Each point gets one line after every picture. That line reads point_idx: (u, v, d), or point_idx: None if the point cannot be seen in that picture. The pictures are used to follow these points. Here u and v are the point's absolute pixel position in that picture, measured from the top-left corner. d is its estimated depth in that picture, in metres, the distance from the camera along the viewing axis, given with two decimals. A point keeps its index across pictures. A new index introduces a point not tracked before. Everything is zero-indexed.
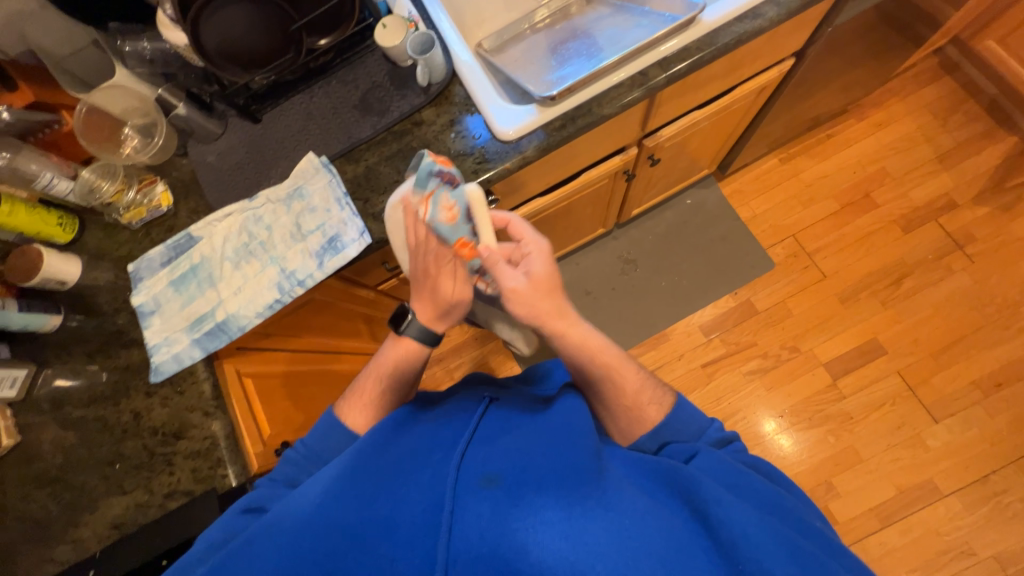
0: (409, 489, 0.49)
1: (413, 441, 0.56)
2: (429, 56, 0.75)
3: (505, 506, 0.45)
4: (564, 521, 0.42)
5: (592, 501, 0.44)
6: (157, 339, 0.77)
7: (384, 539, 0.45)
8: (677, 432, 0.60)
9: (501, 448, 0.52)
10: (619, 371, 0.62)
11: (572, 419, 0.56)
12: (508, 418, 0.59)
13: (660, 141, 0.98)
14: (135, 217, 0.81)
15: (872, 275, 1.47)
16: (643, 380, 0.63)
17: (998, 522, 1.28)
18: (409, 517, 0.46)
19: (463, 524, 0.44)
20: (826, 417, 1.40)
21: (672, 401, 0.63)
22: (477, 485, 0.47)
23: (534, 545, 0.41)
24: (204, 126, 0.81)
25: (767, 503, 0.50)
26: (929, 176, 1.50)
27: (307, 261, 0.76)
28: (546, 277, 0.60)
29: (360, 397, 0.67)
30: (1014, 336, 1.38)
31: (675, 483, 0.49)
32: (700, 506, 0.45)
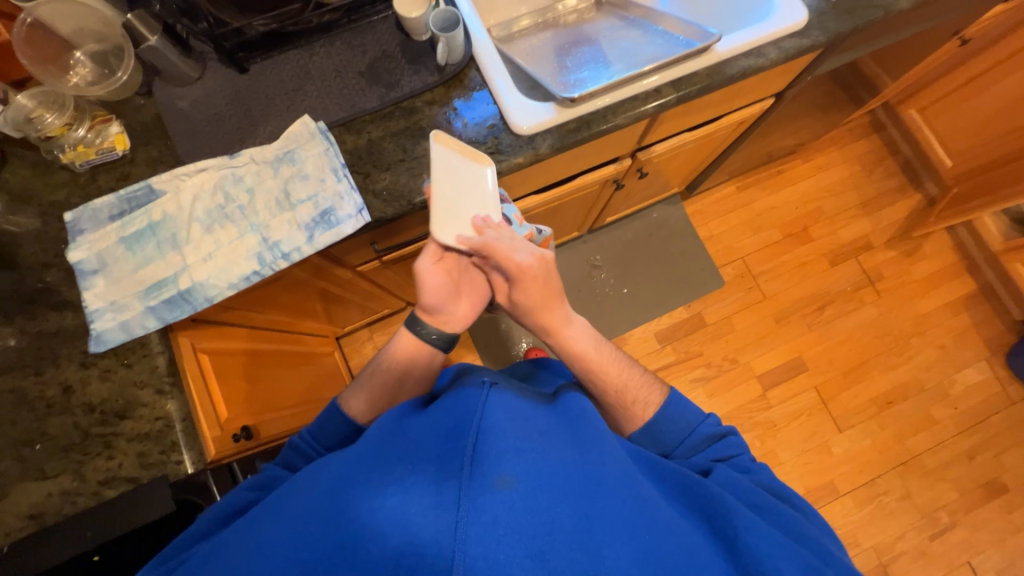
0: (417, 481, 0.44)
1: (415, 432, 0.52)
2: (452, 35, 0.72)
3: (524, 511, 0.42)
4: (580, 533, 0.42)
5: (609, 513, 0.44)
6: (100, 303, 0.67)
7: (392, 532, 0.41)
8: (665, 431, 0.64)
9: (515, 437, 0.48)
10: (605, 367, 0.69)
11: (585, 424, 0.55)
12: (519, 406, 0.54)
13: (652, 156, 1.03)
14: (80, 158, 0.69)
15: (802, 300, 1.66)
16: (628, 373, 0.70)
17: (878, 518, 1.51)
18: (419, 510, 0.42)
19: (479, 528, 0.40)
20: (754, 423, 1.56)
21: (662, 395, 0.68)
22: (492, 483, 0.43)
23: (552, 553, 0.40)
24: (178, 67, 0.71)
25: (783, 522, 0.51)
26: (855, 219, 1.72)
27: (294, 232, 0.70)
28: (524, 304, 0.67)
29: (364, 385, 0.69)
30: (905, 363, 1.62)
31: (696, 498, 0.51)
32: (726, 529, 0.48)
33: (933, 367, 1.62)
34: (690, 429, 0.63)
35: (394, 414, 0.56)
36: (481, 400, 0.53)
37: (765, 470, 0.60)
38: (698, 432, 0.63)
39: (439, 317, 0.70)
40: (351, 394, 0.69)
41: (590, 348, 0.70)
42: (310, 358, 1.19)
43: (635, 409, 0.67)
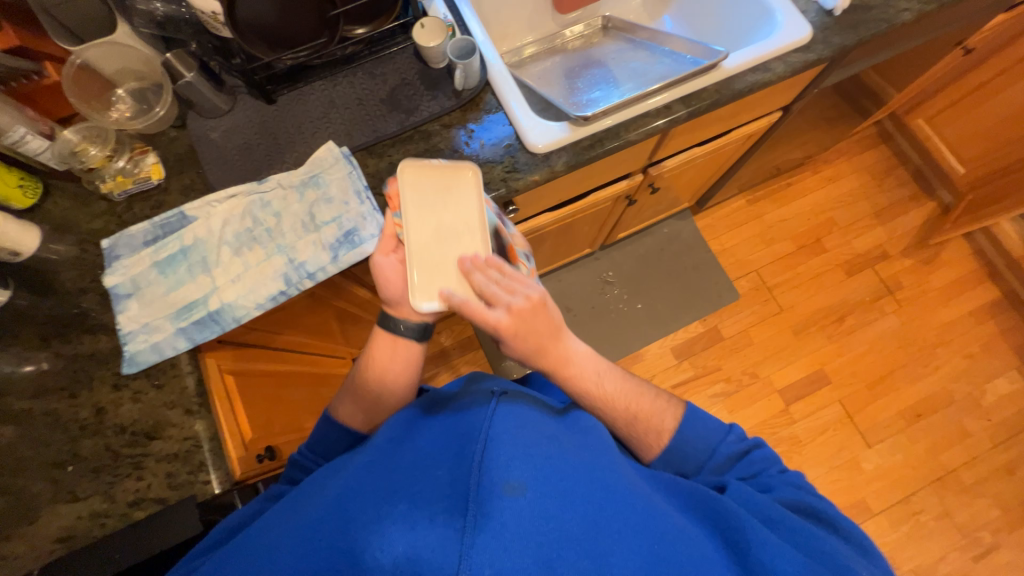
0: (427, 487, 0.45)
1: (425, 443, 0.52)
2: (469, 62, 0.75)
3: (532, 518, 0.41)
4: (589, 540, 0.41)
5: (617, 523, 0.43)
6: (133, 326, 0.69)
7: (398, 533, 0.40)
8: (684, 454, 0.63)
9: (522, 445, 0.48)
10: (613, 399, 0.63)
11: (593, 438, 0.56)
12: (528, 417, 0.55)
13: (663, 171, 1.05)
14: (118, 187, 0.73)
15: (820, 312, 1.63)
16: (636, 401, 0.65)
17: (916, 538, 1.44)
18: (427, 512, 0.42)
19: (487, 534, 0.39)
20: (779, 439, 1.52)
21: (676, 419, 0.65)
22: (500, 489, 0.43)
23: (560, 560, 0.39)
24: (210, 100, 0.75)
25: (801, 540, 0.49)
26: (869, 228, 1.71)
27: (319, 253, 0.72)
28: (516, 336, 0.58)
29: (348, 393, 0.68)
30: (932, 373, 1.58)
31: (707, 514, 0.50)
32: (740, 544, 0.46)
33: (962, 378, 1.57)
34: (710, 451, 0.63)
35: (403, 430, 0.57)
36: (489, 411, 0.54)
37: (789, 486, 0.58)
38: (721, 452, 0.62)
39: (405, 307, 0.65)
40: (339, 400, 0.69)
41: (594, 381, 0.62)
42: (329, 379, 1.20)
43: (650, 438, 0.64)
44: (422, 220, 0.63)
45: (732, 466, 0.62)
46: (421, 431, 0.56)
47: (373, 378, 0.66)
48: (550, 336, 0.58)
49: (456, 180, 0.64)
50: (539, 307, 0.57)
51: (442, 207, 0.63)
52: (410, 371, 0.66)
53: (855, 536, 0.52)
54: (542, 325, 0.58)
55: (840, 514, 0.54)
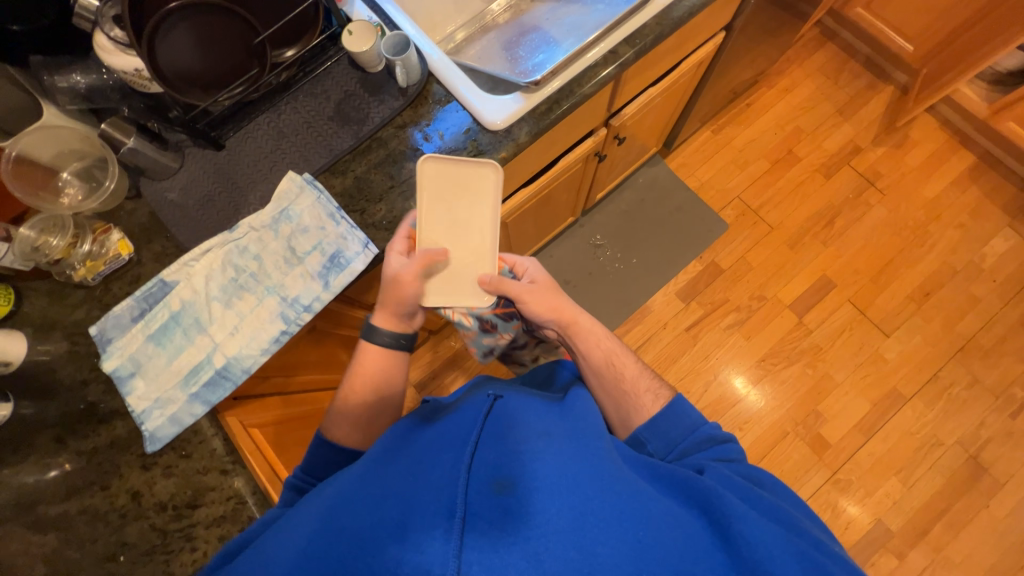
0: (422, 492, 0.46)
1: (419, 451, 0.53)
2: (406, 56, 0.74)
3: (518, 516, 0.43)
4: (576, 531, 0.42)
5: (605, 511, 0.43)
6: (145, 404, 0.67)
7: (393, 542, 0.42)
8: (669, 427, 0.61)
9: (509, 445, 0.50)
10: (624, 372, 0.68)
11: (584, 420, 0.56)
12: (519, 413, 0.56)
13: (624, 119, 1.04)
14: (91, 271, 0.71)
15: (809, 220, 1.64)
16: (636, 372, 0.69)
17: (954, 411, 1.47)
18: (421, 517, 0.44)
19: (476, 537, 0.42)
20: (800, 352, 1.54)
21: (668, 400, 0.65)
22: (490, 490, 0.45)
23: (547, 554, 0.40)
24: (158, 161, 0.73)
25: (774, 513, 0.48)
26: (835, 127, 1.72)
27: (310, 284, 0.71)
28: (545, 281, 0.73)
29: (341, 411, 0.66)
30: (931, 251, 1.60)
31: (692, 492, 0.48)
32: (719, 517, 0.45)
33: (960, 248, 1.59)
34: (693, 428, 0.61)
35: (398, 437, 0.57)
36: (481, 416, 0.55)
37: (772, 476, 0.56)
38: (703, 430, 0.61)
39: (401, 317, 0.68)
40: (331, 423, 0.66)
41: (611, 355, 0.69)
42: None
43: (644, 399, 0.65)
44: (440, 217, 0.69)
45: (711, 446, 0.60)
46: (416, 437, 0.57)
47: (368, 391, 0.66)
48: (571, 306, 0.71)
49: (477, 182, 0.69)
50: (551, 282, 0.72)
51: (456, 210, 0.70)
52: (401, 382, 0.69)
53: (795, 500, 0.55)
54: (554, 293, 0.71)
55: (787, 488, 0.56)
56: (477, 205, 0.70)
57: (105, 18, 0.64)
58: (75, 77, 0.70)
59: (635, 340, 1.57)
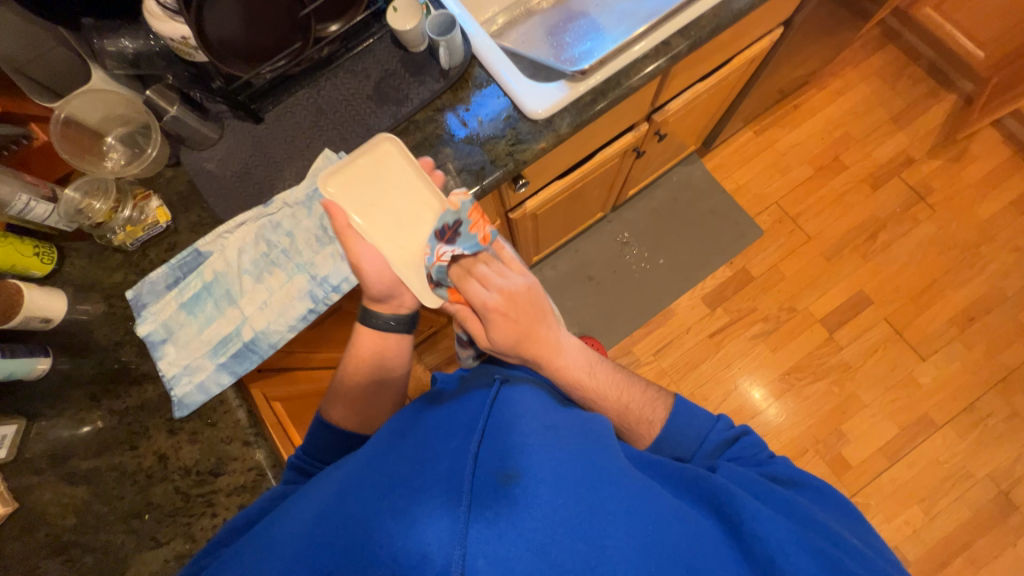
0: (430, 478, 0.46)
1: (424, 436, 0.54)
2: (451, 37, 0.71)
3: (524, 505, 0.42)
4: (584, 523, 0.42)
5: (612, 503, 0.43)
6: (175, 370, 0.69)
7: (397, 526, 0.42)
8: (676, 443, 0.61)
9: (516, 434, 0.50)
10: (605, 394, 0.64)
11: (591, 420, 0.56)
12: (527, 399, 0.57)
13: (668, 115, 1.00)
14: (130, 237, 0.72)
15: (851, 231, 1.57)
16: (628, 393, 0.65)
17: (988, 443, 1.40)
18: (427, 503, 0.43)
19: (481, 524, 0.41)
20: (828, 369, 1.48)
21: (668, 410, 0.64)
22: (496, 478, 0.45)
23: (555, 546, 0.40)
24: (199, 131, 0.73)
25: (789, 511, 0.48)
26: (888, 136, 1.63)
27: (340, 264, 0.71)
28: (510, 339, 0.63)
29: (341, 393, 0.68)
30: (980, 274, 1.51)
31: (702, 493, 0.48)
32: (733, 519, 0.45)
33: (1013, 272, 1.50)
34: (701, 438, 0.61)
35: (405, 422, 0.57)
36: (488, 403, 0.56)
37: (784, 463, 0.57)
38: (711, 440, 0.61)
39: (393, 301, 0.69)
40: (330, 403, 0.68)
41: (585, 375, 0.64)
42: None
43: (640, 430, 0.63)
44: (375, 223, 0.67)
45: (725, 451, 0.61)
46: (420, 421, 0.57)
47: (367, 381, 0.68)
48: (537, 321, 0.64)
49: (383, 160, 0.68)
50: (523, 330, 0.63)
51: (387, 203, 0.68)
52: (400, 366, 0.70)
53: (816, 481, 0.55)
54: (529, 306, 0.65)
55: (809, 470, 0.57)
56: (406, 175, 0.68)
57: None
58: (123, 41, 0.70)
59: (655, 342, 1.54)
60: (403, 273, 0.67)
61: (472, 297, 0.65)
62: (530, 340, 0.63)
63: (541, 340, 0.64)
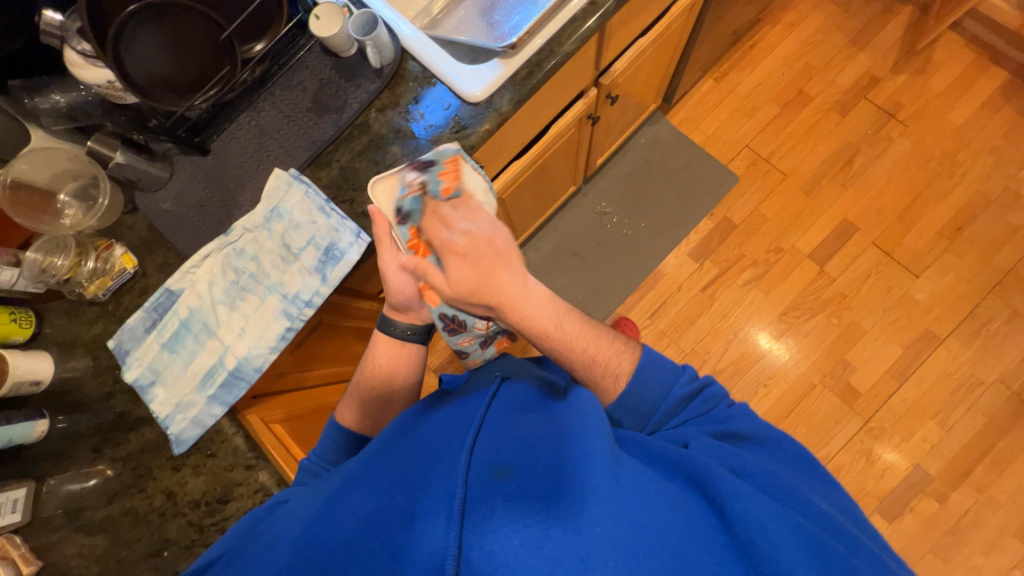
0: (429, 477, 0.49)
1: (423, 435, 0.56)
2: (376, 35, 0.70)
3: (515, 500, 0.45)
4: (573, 514, 0.42)
5: (599, 495, 0.43)
6: (168, 409, 0.70)
7: (400, 529, 0.45)
8: (641, 397, 0.60)
9: (510, 432, 0.52)
10: (571, 343, 0.64)
11: (587, 404, 0.54)
12: (523, 396, 0.60)
13: (615, 76, 0.99)
14: (101, 287, 0.73)
15: (826, 162, 1.55)
16: (595, 342, 0.65)
17: (993, 348, 1.40)
18: (426, 504, 0.47)
19: (476, 523, 0.44)
20: (824, 302, 1.48)
21: (635, 362, 0.64)
22: (490, 476, 0.47)
23: (545, 540, 0.42)
24: (149, 172, 0.73)
25: (772, 489, 0.46)
26: (849, 59, 1.60)
27: (308, 279, 0.72)
28: (465, 282, 0.67)
29: (354, 396, 0.72)
30: (962, 181, 1.49)
31: (685, 471, 0.47)
32: (715, 498, 0.44)
33: (994, 174, 1.48)
34: (664, 393, 0.61)
35: (407, 421, 0.60)
36: (486, 401, 0.58)
37: (744, 416, 0.57)
38: (674, 394, 0.60)
39: (411, 313, 0.74)
40: (343, 407, 0.72)
41: (551, 325, 0.65)
42: None
43: (606, 382, 0.63)
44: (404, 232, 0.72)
45: (684, 406, 0.60)
46: (422, 420, 0.60)
47: (377, 385, 0.72)
48: (495, 269, 0.66)
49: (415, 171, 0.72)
50: (479, 270, 0.66)
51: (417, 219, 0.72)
52: (412, 371, 0.74)
53: (790, 449, 0.55)
54: (489, 249, 0.67)
55: (785, 435, 0.57)
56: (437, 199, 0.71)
57: (71, 33, 0.65)
58: (54, 96, 0.71)
59: (649, 306, 1.54)
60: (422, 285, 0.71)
61: (435, 238, 0.69)
62: (487, 283, 0.66)
63: (500, 289, 0.66)
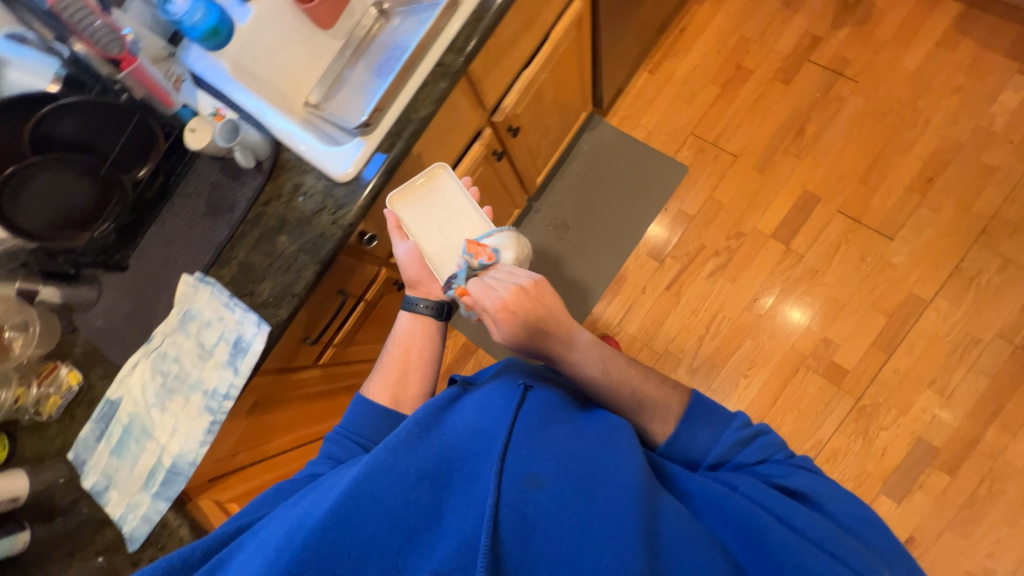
0: (463, 480, 0.54)
1: (448, 435, 0.58)
2: (242, 138, 0.76)
3: (552, 511, 0.50)
4: (607, 537, 0.48)
5: (638, 523, 0.49)
6: (122, 510, 0.78)
7: (427, 528, 0.50)
8: (688, 445, 0.64)
9: (546, 445, 0.55)
10: (617, 387, 0.68)
11: (615, 429, 0.60)
12: (551, 402, 0.62)
13: (508, 112, 1.00)
14: (51, 407, 0.82)
15: (777, 134, 1.49)
16: (641, 385, 0.68)
17: (987, 302, 1.30)
18: (459, 507, 0.51)
19: (516, 539, 0.49)
20: (796, 281, 1.42)
21: (682, 405, 0.66)
22: (524, 484, 0.51)
23: (578, 558, 0.47)
24: (77, 297, 0.81)
25: (815, 537, 0.51)
26: (785, 23, 1.53)
27: (223, 373, 0.77)
28: (513, 336, 0.71)
29: (381, 370, 0.76)
30: (926, 129, 1.40)
31: (741, 521, 0.52)
32: (760, 547, 0.50)
33: (960, 116, 1.39)
34: (716, 438, 0.64)
35: (431, 410, 0.61)
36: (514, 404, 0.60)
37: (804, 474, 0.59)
38: (726, 440, 0.63)
39: (423, 288, 0.82)
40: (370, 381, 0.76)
41: (598, 371, 0.69)
42: None
43: (653, 425, 0.66)
44: (422, 225, 0.83)
45: (744, 449, 0.62)
46: (447, 413, 0.62)
47: (401, 355, 0.77)
48: (542, 316, 0.71)
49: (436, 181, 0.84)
50: (524, 322, 0.70)
51: (436, 217, 0.83)
52: (433, 342, 0.79)
53: (840, 492, 0.57)
54: (536, 304, 0.71)
55: (875, 515, 0.55)
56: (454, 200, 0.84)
57: None
58: None
59: (617, 312, 1.52)
60: (437, 266, 0.81)
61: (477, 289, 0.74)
62: (539, 335, 0.70)
63: (553, 335, 0.70)
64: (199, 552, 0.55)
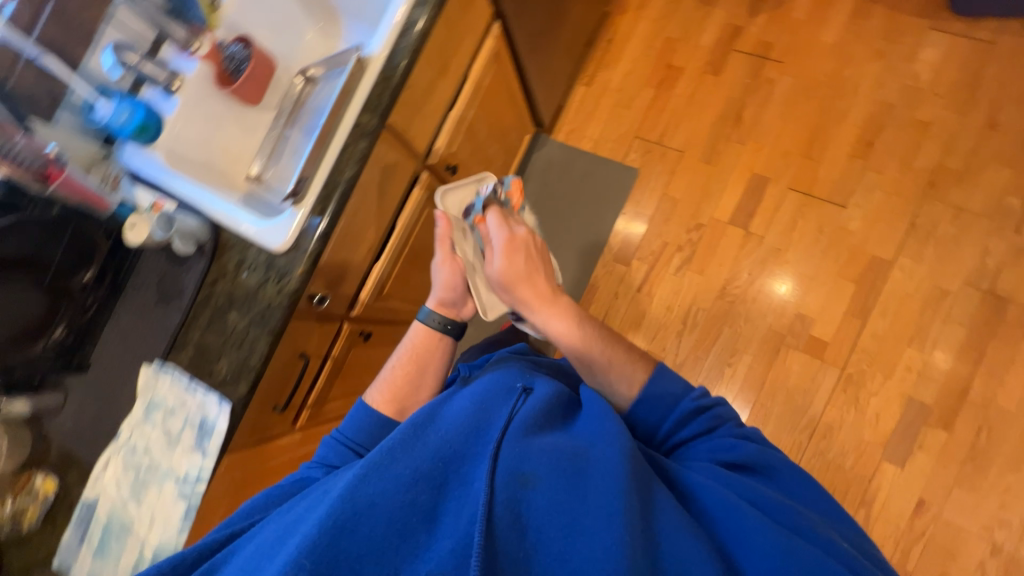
0: (456, 477, 0.52)
1: (443, 431, 0.56)
2: (178, 227, 0.79)
3: (543, 506, 0.48)
4: (601, 528, 0.46)
5: (633, 514, 0.47)
6: None
7: (421, 530, 0.49)
8: (645, 417, 0.65)
9: (537, 442, 0.53)
10: (587, 343, 0.67)
11: (605, 416, 0.59)
12: (545, 399, 0.61)
13: (441, 153, 1.04)
14: (30, 518, 0.81)
15: (716, 125, 1.53)
16: (612, 349, 0.67)
17: (947, 253, 1.32)
18: (450, 507, 0.50)
19: (508, 538, 0.47)
20: (761, 263, 1.44)
21: (647, 375, 0.67)
22: (515, 481, 0.49)
23: (572, 553, 0.45)
24: (40, 405, 0.82)
25: (785, 517, 0.50)
26: (705, 19, 1.59)
27: (192, 457, 0.78)
28: (506, 270, 0.70)
29: (385, 382, 0.73)
30: (856, 97, 1.44)
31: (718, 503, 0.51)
32: (731, 526, 0.49)
33: (886, 80, 1.43)
34: (671, 407, 0.64)
35: (430, 409, 0.59)
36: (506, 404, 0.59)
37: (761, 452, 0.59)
38: (678, 411, 0.63)
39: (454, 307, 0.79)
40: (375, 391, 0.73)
41: (570, 327, 0.67)
42: None
43: (618, 387, 0.66)
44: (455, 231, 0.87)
45: (693, 419, 0.63)
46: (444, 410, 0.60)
47: (408, 368, 0.74)
48: (539, 261, 0.72)
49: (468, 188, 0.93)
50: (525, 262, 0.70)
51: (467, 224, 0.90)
52: (443, 360, 0.76)
53: (799, 474, 0.57)
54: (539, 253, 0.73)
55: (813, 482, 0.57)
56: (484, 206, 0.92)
57: None
58: None
59: None
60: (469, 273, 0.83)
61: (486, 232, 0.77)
62: (533, 275, 0.70)
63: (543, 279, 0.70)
64: (191, 557, 0.56)
